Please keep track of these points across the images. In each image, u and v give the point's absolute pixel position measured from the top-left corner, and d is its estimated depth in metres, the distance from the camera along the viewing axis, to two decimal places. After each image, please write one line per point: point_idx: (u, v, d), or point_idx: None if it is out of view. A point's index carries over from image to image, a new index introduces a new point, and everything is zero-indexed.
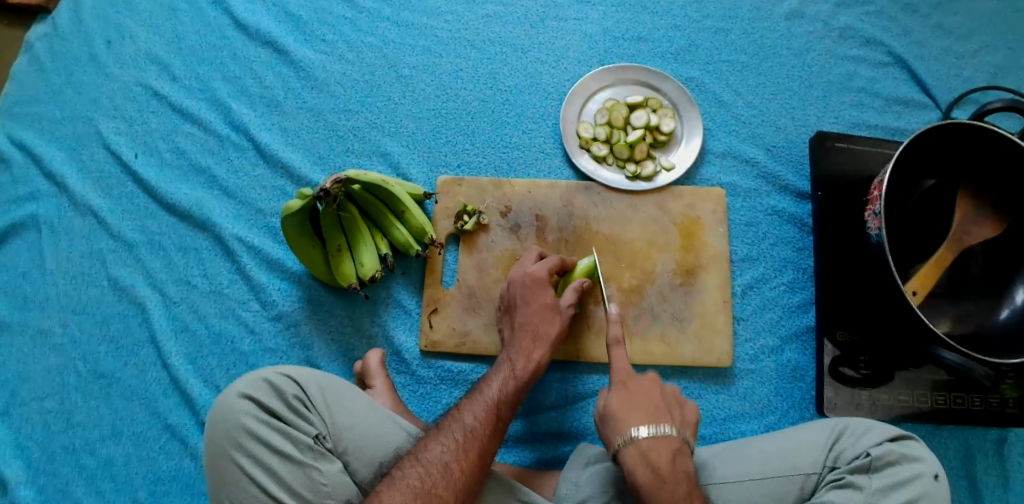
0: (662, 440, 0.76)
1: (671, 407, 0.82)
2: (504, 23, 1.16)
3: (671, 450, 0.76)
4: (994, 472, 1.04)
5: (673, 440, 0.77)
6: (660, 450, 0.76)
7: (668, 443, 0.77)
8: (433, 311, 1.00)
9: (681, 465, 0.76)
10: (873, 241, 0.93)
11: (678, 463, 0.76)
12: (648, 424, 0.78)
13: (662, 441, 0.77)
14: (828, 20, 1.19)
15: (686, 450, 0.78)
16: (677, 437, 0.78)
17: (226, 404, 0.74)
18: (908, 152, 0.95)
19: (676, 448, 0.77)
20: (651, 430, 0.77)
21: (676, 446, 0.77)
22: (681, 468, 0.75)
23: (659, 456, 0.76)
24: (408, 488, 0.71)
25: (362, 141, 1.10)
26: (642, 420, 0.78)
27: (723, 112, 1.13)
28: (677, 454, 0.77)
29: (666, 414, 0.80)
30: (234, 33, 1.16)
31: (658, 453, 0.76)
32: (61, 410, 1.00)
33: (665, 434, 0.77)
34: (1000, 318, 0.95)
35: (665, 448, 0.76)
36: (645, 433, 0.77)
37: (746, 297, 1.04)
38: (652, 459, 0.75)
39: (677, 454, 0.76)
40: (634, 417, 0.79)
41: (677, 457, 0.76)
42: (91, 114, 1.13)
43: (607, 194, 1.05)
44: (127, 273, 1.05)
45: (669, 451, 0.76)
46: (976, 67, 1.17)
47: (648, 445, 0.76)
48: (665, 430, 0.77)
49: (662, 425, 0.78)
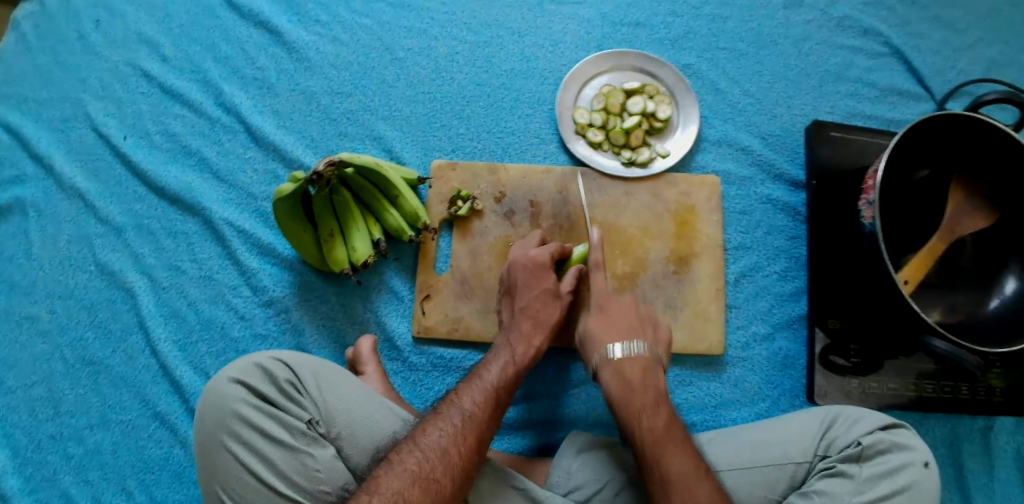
0: (634, 357, 0.84)
1: (646, 323, 0.89)
2: (500, 6, 1.15)
3: (640, 366, 0.84)
4: (980, 460, 1.05)
5: (646, 356, 0.85)
6: (631, 364, 0.84)
7: (640, 359, 0.84)
8: (426, 297, 0.99)
9: (653, 379, 0.83)
10: (867, 230, 0.93)
11: (650, 376, 0.84)
12: (623, 340, 0.85)
13: (635, 358, 0.84)
14: (826, 9, 1.18)
15: (658, 366, 0.85)
16: (650, 353, 0.85)
17: (217, 390, 0.73)
18: (903, 142, 0.95)
19: (648, 364, 0.84)
20: (625, 346, 0.85)
21: (646, 362, 0.84)
22: (652, 382, 0.83)
23: (632, 368, 0.83)
24: (406, 473, 0.71)
25: (356, 125, 1.08)
26: (616, 338, 0.86)
27: (720, 100, 1.12)
28: (649, 368, 0.84)
29: (640, 329, 0.87)
30: (225, 13, 1.14)
31: (630, 367, 0.84)
32: (48, 396, 0.98)
33: (637, 350, 0.85)
34: (989, 308, 0.96)
35: (637, 362, 0.84)
36: (620, 351, 0.84)
37: (740, 286, 1.04)
38: (625, 374, 0.83)
39: (648, 367, 0.84)
40: (612, 336, 0.86)
41: (650, 369, 0.84)
42: (78, 95, 1.10)
43: (603, 180, 1.04)
44: (115, 257, 1.03)
45: (641, 365, 0.84)
46: (971, 59, 1.17)
47: (624, 362, 0.84)
48: (639, 344, 0.85)
49: (635, 342, 0.85)
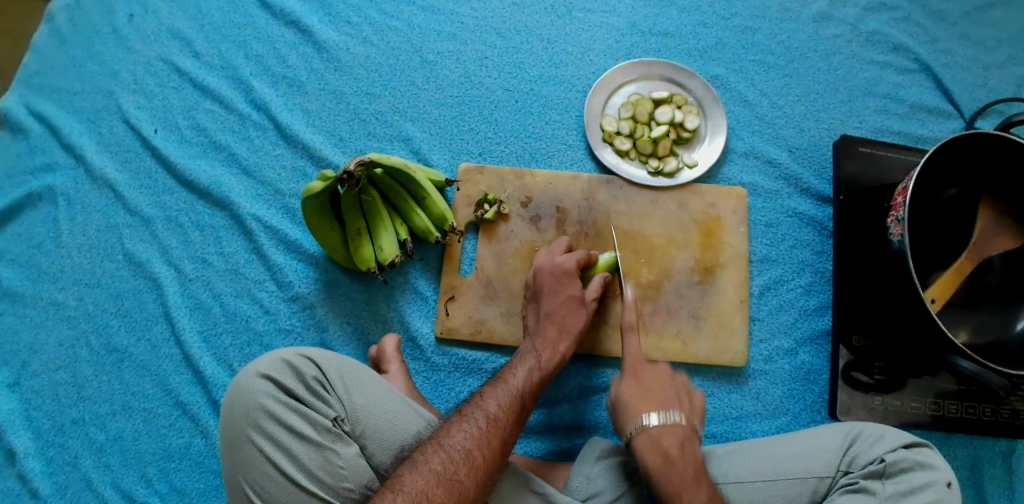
0: (671, 427, 0.81)
1: (682, 396, 0.85)
2: (531, 12, 1.15)
3: (678, 437, 0.80)
4: (1001, 483, 1.04)
5: (682, 427, 0.81)
6: (668, 437, 0.80)
7: (677, 430, 0.81)
8: (450, 299, 1.00)
9: (691, 450, 0.80)
10: (896, 247, 0.93)
11: (688, 448, 0.80)
12: (659, 411, 0.82)
13: (671, 428, 0.81)
14: (856, 24, 1.18)
15: (695, 437, 0.82)
16: (686, 424, 0.82)
17: (245, 384, 0.74)
18: (933, 160, 0.94)
19: (686, 436, 0.81)
20: (662, 417, 0.81)
21: (684, 434, 0.81)
22: (691, 454, 0.80)
23: (669, 440, 0.80)
24: (430, 473, 0.71)
25: (384, 126, 1.09)
26: (651, 407, 0.83)
27: (748, 112, 1.12)
28: (686, 441, 0.81)
29: (676, 400, 0.84)
30: (258, 11, 1.16)
31: (667, 439, 0.80)
32: (72, 382, 1.00)
33: (673, 421, 0.81)
34: (1016, 329, 0.95)
35: (673, 434, 0.80)
36: (656, 422, 0.81)
37: (763, 298, 1.04)
38: (664, 448, 0.79)
39: (687, 440, 0.81)
40: (646, 404, 0.84)
41: (686, 443, 0.81)
42: (111, 87, 1.12)
43: (629, 188, 1.04)
44: (143, 248, 1.04)
45: (678, 438, 0.80)
46: (1002, 77, 1.17)
47: (659, 431, 0.81)
48: (674, 417, 0.82)
49: (671, 412, 0.82)
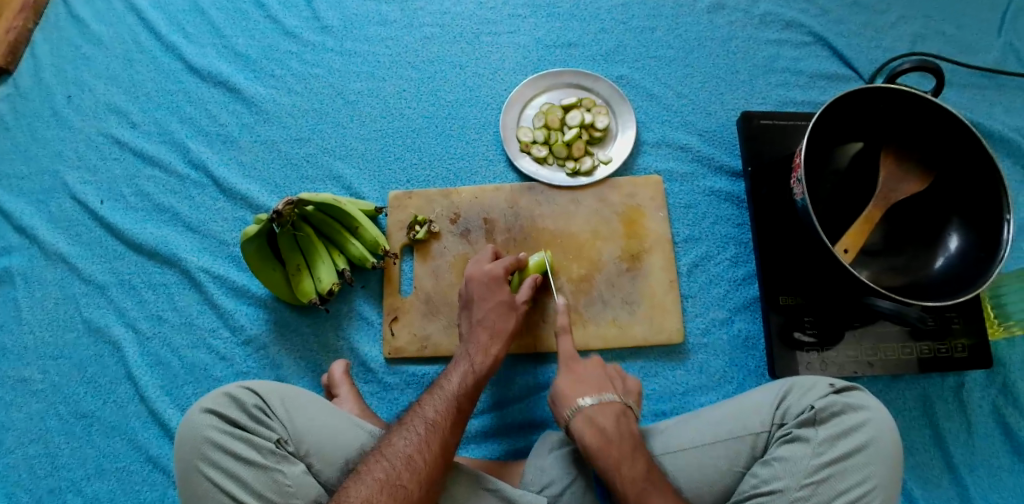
0: (604, 406, 0.86)
1: (612, 378, 0.91)
2: (441, 43, 1.23)
3: (613, 415, 0.86)
4: (956, 418, 1.07)
5: (616, 405, 0.87)
6: (604, 415, 0.85)
7: (610, 408, 0.86)
8: (394, 319, 1.05)
9: (627, 427, 0.85)
10: (801, 206, 0.97)
11: (623, 423, 0.85)
12: (593, 394, 0.88)
13: (605, 409, 0.86)
14: (748, 8, 1.26)
15: (629, 414, 0.87)
16: (619, 401, 0.87)
17: (190, 420, 0.78)
18: (825, 120, 1.00)
19: (619, 413, 0.86)
20: (595, 398, 0.87)
21: (619, 411, 0.86)
22: (627, 429, 0.85)
23: (605, 418, 0.85)
24: (373, 481, 0.74)
25: (316, 167, 1.16)
26: (586, 391, 0.88)
27: (655, 104, 1.19)
28: (621, 416, 0.86)
29: (609, 383, 0.90)
30: (187, 77, 1.23)
31: (603, 418, 0.85)
32: (45, 453, 1.03)
33: (608, 400, 0.87)
34: (935, 267, 1.01)
35: (608, 412, 0.86)
36: (591, 403, 0.86)
37: (693, 275, 1.09)
38: (600, 425, 0.84)
39: (621, 416, 0.86)
40: (580, 390, 0.89)
41: (621, 418, 0.86)
42: (56, 166, 1.19)
43: (551, 191, 1.10)
44: (100, 314, 1.09)
45: (613, 416, 0.85)
46: (894, 38, 1.24)
47: (595, 411, 0.86)
48: (608, 396, 0.87)
49: (604, 393, 0.88)
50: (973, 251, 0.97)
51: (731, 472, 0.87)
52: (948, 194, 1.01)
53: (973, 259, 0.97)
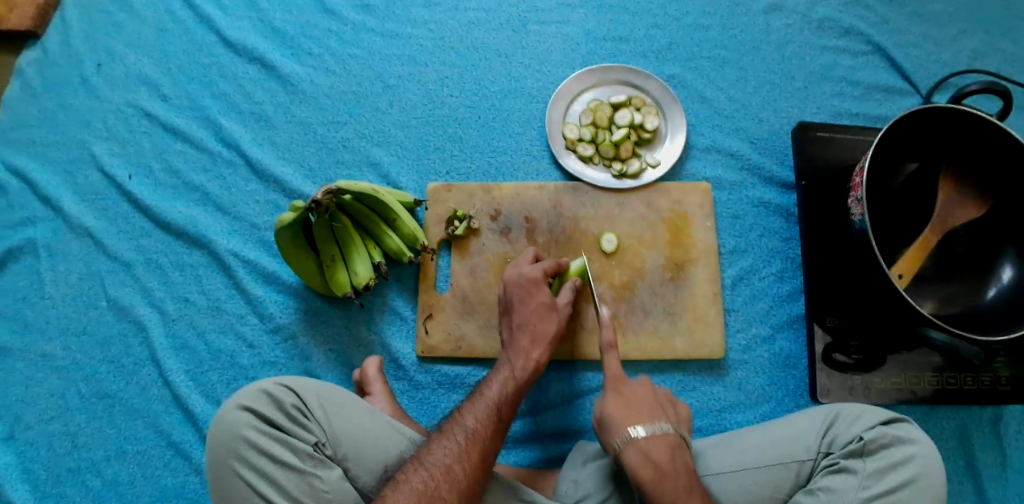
0: (659, 438, 0.80)
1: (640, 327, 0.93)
2: (487, 29, 1.18)
3: (636, 362, 0.88)
4: (991, 450, 1.03)
5: (640, 353, 0.89)
6: (628, 362, 0.87)
7: (666, 440, 0.80)
8: (428, 317, 1.02)
9: (681, 458, 0.80)
10: (858, 227, 0.94)
11: (645, 371, 0.87)
12: (619, 340, 0.90)
13: (660, 440, 0.80)
14: (806, 12, 1.20)
15: (683, 445, 0.82)
16: (674, 433, 0.81)
17: (226, 417, 0.76)
18: (888, 139, 0.95)
19: (673, 444, 0.80)
20: (622, 345, 0.89)
21: (642, 359, 0.88)
22: (647, 375, 0.87)
23: (660, 453, 0.78)
24: (411, 491, 0.72)
25: (352, 152, 1.12)
26: (612, 336, 0.90)
27: (707, 107, 1.15)
28: (644, 364, 0.88)
29: (662, 412, 0.83)
30: (221, 51, 1.18)
31: (657, 452, 0.79)
32: (65, 431, 1.01)
33: (661, 432, 0.80)
34: (987, 297, 0.97)
35: (632, 359, 0.88)
36: (644, 434, 0.79)
37: (736, 289, 1.06)
38: (653, 457, 0.78)
39: (676, 448, 0.80)
40: (606, 335, 0.91)
41: (675, 451, 0.80)
42: (84, 137, 1.15)
43: (595, 193, 1.07)
44: (125, 292, 1.06)
45: (635, 362, 0.88)
46: (955, 52, 1.19)
47: (619, 357, 0.88)
48: None
49: (658, 423, 0.81)
50: None
51: (773, 499, 0.84)
52: (1006, 223, 0.97)
53: None
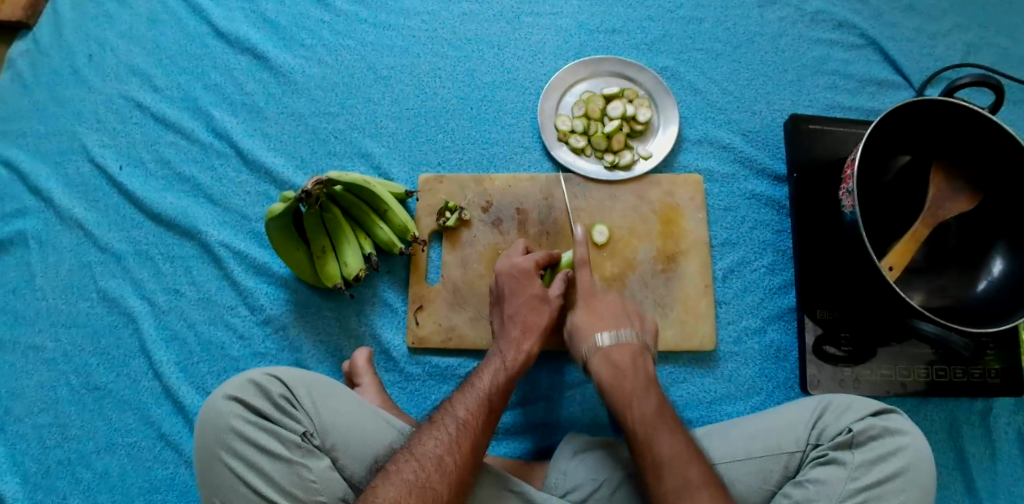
0: (623, 344, 0.86)
1: (634, 316, 0.91)
2: (480, 20, 1.18)
3: (629, 352, 0.86)
4: (980, 443, 1.03)
5: (634, 344, 0.87)
6: (621, 352, 0.86)
7: (628, 347, 0.86)
8: (419, 308, 1.01)
9: (642, 365, 0.85)
10: (849, 219, 0.94)
11: (640, 362, 0.85)
12: (611, 330, 0.88)
13: (623, 346, 0.86)
14: (800, 5, 1.20)
15: (647, 353, 0.87)
16: (637, 341, 0.87)
17: (214, 407, 0.76)
18: (879, 131, 0.95)
19: (637, 352, 0.86)
20: (613, 335, 0.87)
21: (636, 349, 0.86)
22: (642, 366, 0.85)
23: (621, 354, 0.86)
24: (402, 482, 0.72)
25: (343, 144, 1.11)
26: (604, 327, 0.88)
27: (700, 100, 1.15)
28: (638, 354, 0.86)
29: (628, 320, 0.90)
30: (213, 42, 1.17)
31: (618, 353, 0.86)
32: (55, 423, 1.01)
33: (625, 338, 0.87)
34: (977, 290, 0.97)
35: (625, 349, 0.86)
36: (608, 339, 0.87)
37: (727, 281, 1.06)
38: (613, 359, 0.85)
39: (637, 355, 0.86)
40: (599, 327, 0.89)
41: (639, 356, 0.86)
42: (75, 128, 1.14)
43: (587, 184, 1.06)
44: (116, 284, 1.06)
45: (630, 352, 0.86)
46: (948, 45, 1.19)
47: (611, 348, 0.86)
48: (626, 334, 0.87)
49: (622, 330, 0.88)
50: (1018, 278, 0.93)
51: (762, 490, 0.85)
52: (997, 215, 0.97)
53: (1016, 287, 0.93)
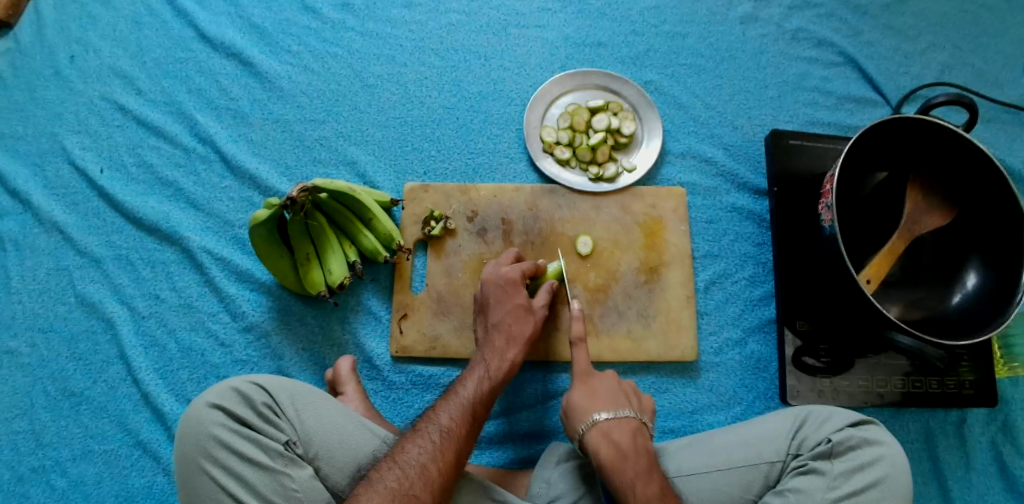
0: (621, 421, 0.83)
1: (629, 394, 0.87)
2: (467, 31, 1.19)
3: (629, 431, 0.82)
4: (956, 452, 1.05)
5: (633, 420, 0.84)
6: (620, 430, 0.82)
7: (627, 424, 0.83)
8: (403, 316, 1.02)
9: (642, 443, 0.82)
10: (828, 233, 0.96)
11: (640, 440, 0.82)
12: (609, 409, 0.84)
13: (622, 423, 0.83)
14: (781, 23, 1.23)
15: (645, 430, 0.84)
16: (635, 418, 0.84)
17: (195, 414, 0.75)
18: (857, 147, 0.97)
19: (635, 428, 0.83)
20: (611, 413, 0.83)
21: (634, 426, 0.83)
22: (642, 446, 0.82)
23: (621, 434, 0.81)
24: (386, 490, 0.72)
25: (329, 151, 1.11)
26: (602, 407, 0.84)
27: (683, 114, 1.16)
28: (637, 432, 0.83)
29: (625, 398, 0.86)
30: (198, 45, 1.17)
31: (619, 433, 0.82)
32: (29, 430, 0.99)
33: (625, 416, 0.83)
34: (952, 303, 0.99)
35: (625, 428, 0.82)
36: (607, 417, 0.83)
37: (709, 292, 1.07)
38: (615, 439, 0.81)
39: (637, 432, 0.83)
40: (596, 406, 0.85)
41: (638, 434, 0.83)
42: (55, 129, 1.13)
43: (571, 195, 1.08)
44: (95, 289, 1.05)
45: (630, 430, 0.82)
46: (924, 65, 1.22)
47: (610, 426, 0.82)
48: (626, 413, 0.84)
49: (621, 409, 0.84)
50: (991, 291, 0.95)
51: (742, 499, 0.85)
52: (970, 230, 0.99)
53: (989, 299, 0.95)
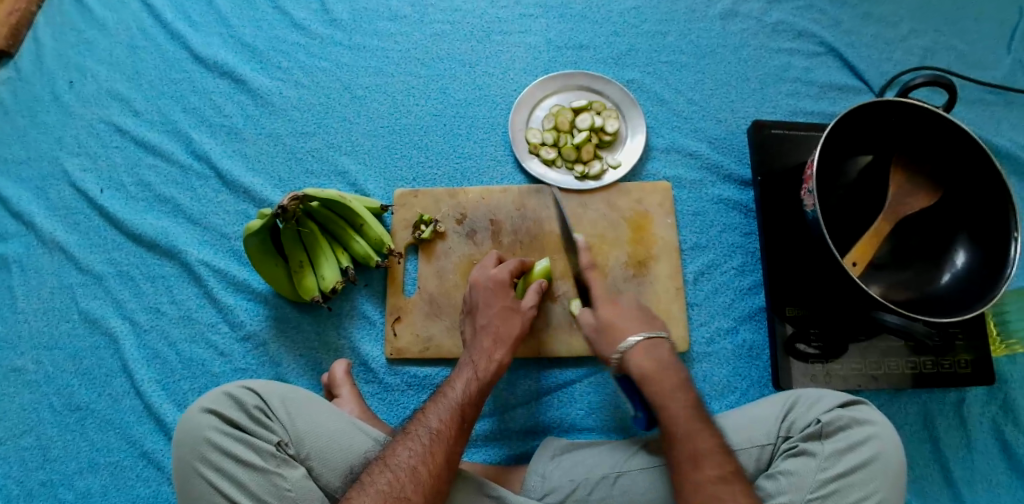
0: (658, 342, 0.86)
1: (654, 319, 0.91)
2: (451, 40, 1.22)
3: (663, 351, 0.86)
4: (956, 433, 1.05)
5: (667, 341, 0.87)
6: (657, 350, 0.86)
7: (661, 344, 0.87)
8: (396, 319, 1.03)
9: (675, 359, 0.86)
10: (811, 218, 0.97)
11: (672, 357, 0.86)
12: (644, 331, 0.87)
13: (657, 345, 0.86)
14: (761, 17, 1.25)
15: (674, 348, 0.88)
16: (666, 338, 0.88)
17: (189, 419, 0.77)
18: (837, 133, 0.98)
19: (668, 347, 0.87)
20: (647, 334, 0.87)
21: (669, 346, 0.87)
22: (676, 363, 0.86)
23: (659, 355, 0.85)
24: (377, 494, 0.73)
25: (321, 162, 1.14)
26: (635, 328, 0.88)
27: (665, 110, 1.18)
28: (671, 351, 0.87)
29: (653, 322, 0.89)
30: (192, 66, 1.21)
31: (655, 355, 0.85)
32: (37, 445, 1.01)
33: (658, 337, 0.87)
34: (942, 283, 0.99)
35: (660, 348, 0.86)
36: (642, 338, 0.86)
37: (699, 283, 1.08)
38: (652, 358, 0.85)
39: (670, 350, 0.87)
40: (630, 327, 0.88)
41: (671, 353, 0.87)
42: (56, 153, 1.17)
43: (558, 194, 1.09)
44: (98, 305, 1.08)
45: (665, 351, 0.86)
46: (905, 51, 1.23)
47: (645, 348, 0.86)
48: (659, 333, 0.87)
49: (655, 330, 0.88)
50: (979, 270, 0.96)
51: None
52: (957, 210, 1.00)
53: (978, 278, 0.95)
